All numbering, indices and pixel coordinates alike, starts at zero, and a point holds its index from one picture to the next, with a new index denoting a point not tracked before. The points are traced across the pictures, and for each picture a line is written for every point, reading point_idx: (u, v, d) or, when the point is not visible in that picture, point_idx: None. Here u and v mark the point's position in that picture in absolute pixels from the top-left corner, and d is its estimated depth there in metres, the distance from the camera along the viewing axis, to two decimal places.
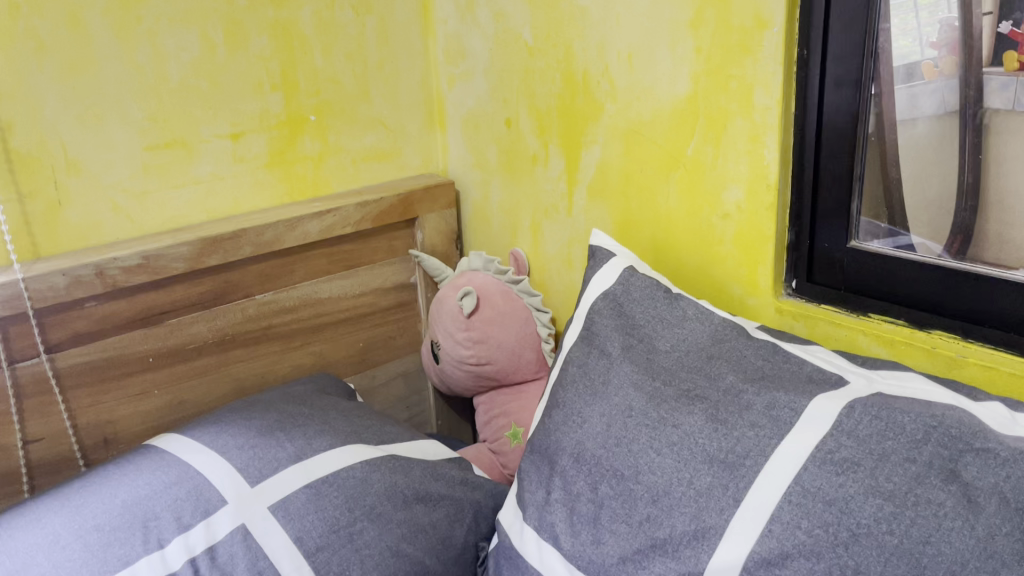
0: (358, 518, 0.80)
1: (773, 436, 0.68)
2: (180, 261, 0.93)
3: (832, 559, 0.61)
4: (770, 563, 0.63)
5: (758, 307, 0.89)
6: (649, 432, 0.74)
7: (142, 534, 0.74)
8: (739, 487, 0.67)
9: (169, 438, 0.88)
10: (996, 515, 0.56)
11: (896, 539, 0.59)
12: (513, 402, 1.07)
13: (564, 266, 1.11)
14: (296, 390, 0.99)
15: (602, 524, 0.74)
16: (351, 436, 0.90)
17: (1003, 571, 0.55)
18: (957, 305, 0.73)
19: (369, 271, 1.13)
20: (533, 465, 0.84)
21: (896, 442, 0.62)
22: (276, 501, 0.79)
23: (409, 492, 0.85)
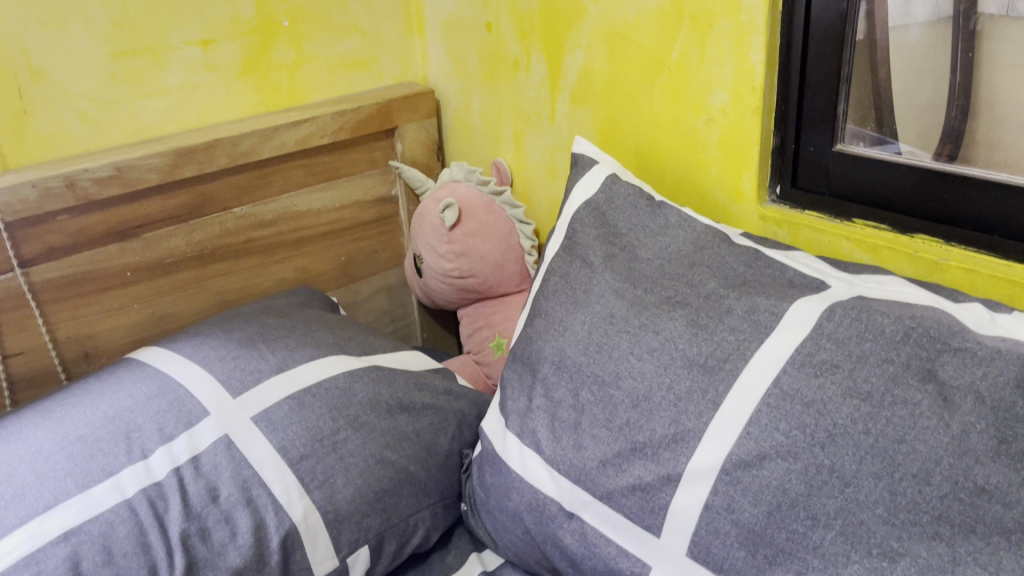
0: (342, 427, 0.81)
1: (752, 339, 0.68)
2: (153, 173, 0.91)
3: (809, 459, 0.61)
4: (748, 464, 0.64)
5: (742, 214, 0.89)
6: (631, 338, 0.74)
7: (126, 445, 0.75)
8: (717, 390, 0.67)
9: (150, 351, 0.88)
10: (971, 414, 0.57)
11: (872, 438, 0.59)
12: (496, 314, 1.07)
13: (548, 176, 1.10)
14: (278, 304, 0.99)
15: (583, 429, 0.75)
16: (333, 346, 0.90)
17: (976, 467, 0.56)
18: (941, 209, 0.73)
19: (350, 183, 1.11)
20: (515, 373, 0.85)
21: (875, 343, 0.63)
22: (260, 412, 0.79)
23: (392, 402, 0.85)
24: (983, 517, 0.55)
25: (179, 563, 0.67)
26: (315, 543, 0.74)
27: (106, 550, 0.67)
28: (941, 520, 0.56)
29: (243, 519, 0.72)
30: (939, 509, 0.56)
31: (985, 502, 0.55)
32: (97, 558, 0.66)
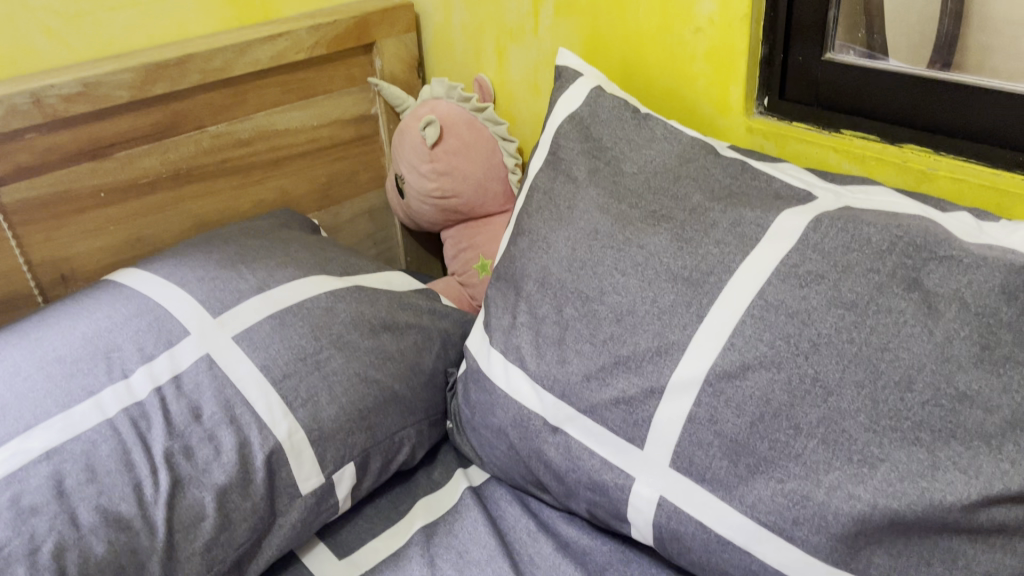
0: (325, 346, 0.80)
1: (737, 252, 0.67)
2: (123, 89, 0.88)
3: (792, 369, 0.61)
4: (731, 376, 0.64)
5: (729, 127, 0.87)
6: (615, 253, 0.73)
7: (106, 365, 0.74)
8: (702, 303, 0.67)
9: (128, 272, 0.86)
10: (955, 321, 0.57)
11: (855, 348, 0.59)
12: (480, 235, 1.05)
13: (531, 92, 1.08)
14: (257, 225, 0.97)
15: (567, 344, 0.74)
16: (315, 267, 0.88)
17: (958, 373, 0.56)
18: (931, 117, 0.71)
19: (328, 102, 1.08)
20: (499, 292, 0.84)
21: (861, 253, 0.62)
22: (241, 331, 0.79)
23: (376, 322, 0.84)
24: (963, 422, 0.55)
25: (164, 481, 0.68)
26: (300, 460, 0.74)
27: (89, 468, 0.67)
28: (921, 426, 0.56)
29: (227, 438, 0.72)
30: (920, 416, 0.56)
31: (966, 408, 0.55)
32: (81, 476, 0.66)
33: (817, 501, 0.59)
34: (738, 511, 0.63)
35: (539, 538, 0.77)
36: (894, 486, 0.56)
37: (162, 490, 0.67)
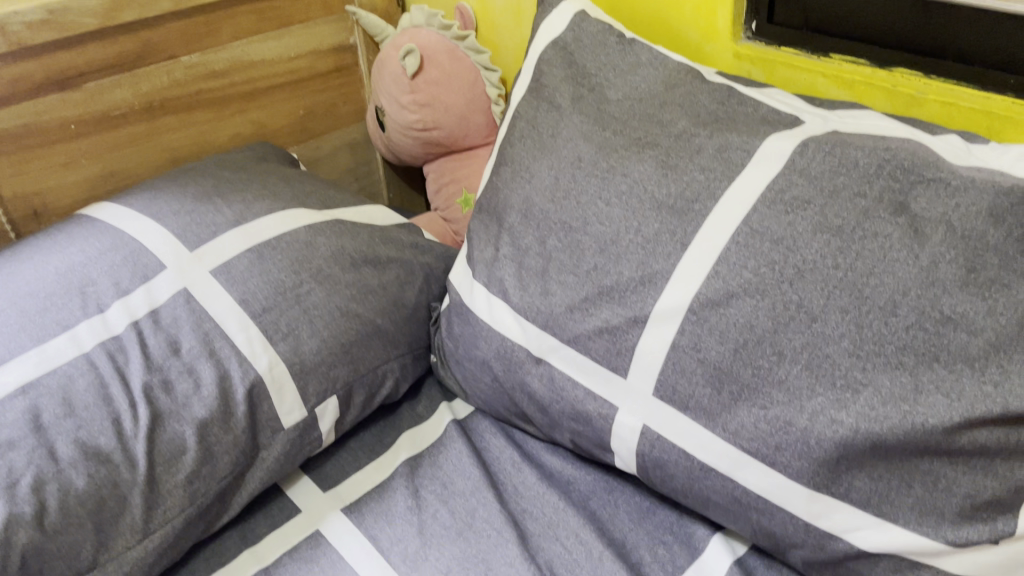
0: (305, 280, 0.79)
1: (723, 179, 0.66)
2: (90, 16, 0.85)
3: (776, 296, 0.61)
4: (716, 304, 0.63)
5: (716, 53, 0.85)
6: (599, 182, 0.72)
7: (80, 299, 0.73)
8: (686, 231, 0.66)
9: (101, 207, 0.84)
10: (941, 245, 0.56)
11: (841, 273, 0.58)
12: (463, 169, 1.04)
13: (514, 20, 1.04)
14: (234, 158, 0.95)
15: (551, 275, 0.73)
16: (293, 200, 0.86)
17: (943, 297, 0.55)
18: (921, 39, 0.69)
19: (305, 31, 1.05)
20: (482, 224, 0.82)
21: (848, 178, 0.61)
22: (218, 265, 0.77)
23: (357, 255, 0.83)
24: (947, 346, 0.55)
25: (143, 415, 0.67)
26: (282, 394, 0.73)
27: (67, 402, 0.66)
28: (905, 350, 0.56)
29: (207, 372, 0.71)
30: (904, 340, 0.56)
31: (951, 331, 0.55)
32: (58, 410, 0.65)
33: (800, 427, 0.59)
34: (721, 438, 0.63)
35: (523, 469, 0.78)
36: (876, 411, 0.56)
37: (142, 424, 0.67)
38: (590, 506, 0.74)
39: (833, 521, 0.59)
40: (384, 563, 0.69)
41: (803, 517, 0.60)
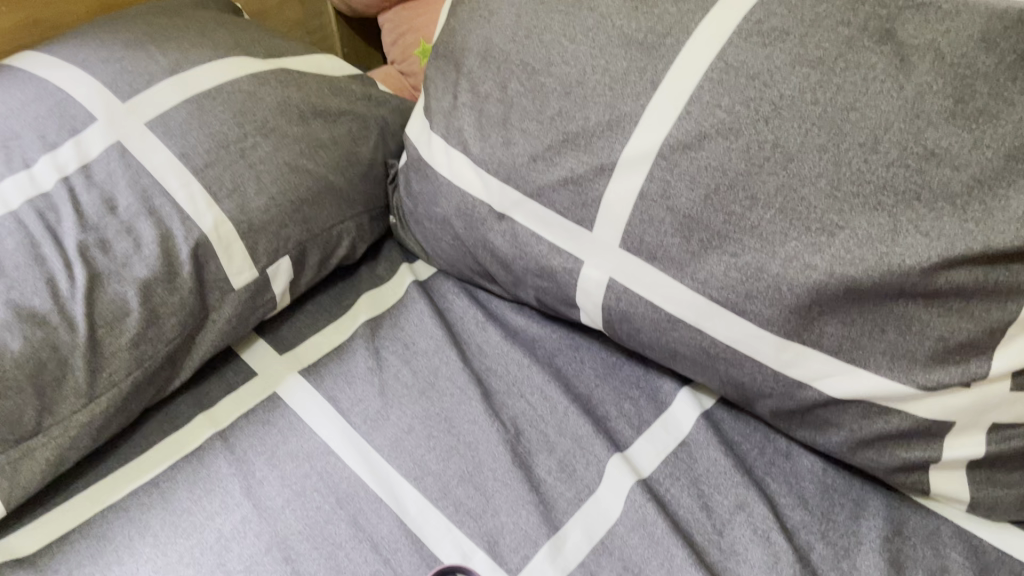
0: (250, 134, 0.73)
1: (698, 11, 0.60)
2: None
3: (751, 136, 0.57)
4: (687, 147, 0.59)
5: None
6: (563, 19, 0.66)
7: (5, 156, 0.68)
8: (657, 69, 0.61)
9: (24, 57, 0.77)
10: (928, 73, 0.52)
11: (820, 110, 0.54)
12: (420, 17, 0.97)
13: None
14: (170, 4, 0.87)
15: (512, 124, 0.68)
16: (234, 48, 0.80)
17: (928, 130, 0.51)
18: None
19: None
20: (439, 71, 0.77)
21: (831, 5, 0.56)
22: (154, 118, 0.72)
23: (305, 108, 0.77)
24: (929, 183, 0.51)
25: (80, 275, 0.63)
26: (230, 255, 0.69)
27: None
28: (885, 189, 0.53)
29: (147, 231, 0.66)
30: (884, 179, 0.53)
31: (933, 168, 0.51)
32: None
33: (772, 273, 0.57)
34: (690, 289, 0.61)
35: (487, 327, 0.75)
36: (851, 254, 0.54)
37: (79, 285, 0.63)
38: (555, 363, 0.72)
39: (803, 369, 0.58)
40: (344, 423, 0.68)
41: (772, 365, 0.59)
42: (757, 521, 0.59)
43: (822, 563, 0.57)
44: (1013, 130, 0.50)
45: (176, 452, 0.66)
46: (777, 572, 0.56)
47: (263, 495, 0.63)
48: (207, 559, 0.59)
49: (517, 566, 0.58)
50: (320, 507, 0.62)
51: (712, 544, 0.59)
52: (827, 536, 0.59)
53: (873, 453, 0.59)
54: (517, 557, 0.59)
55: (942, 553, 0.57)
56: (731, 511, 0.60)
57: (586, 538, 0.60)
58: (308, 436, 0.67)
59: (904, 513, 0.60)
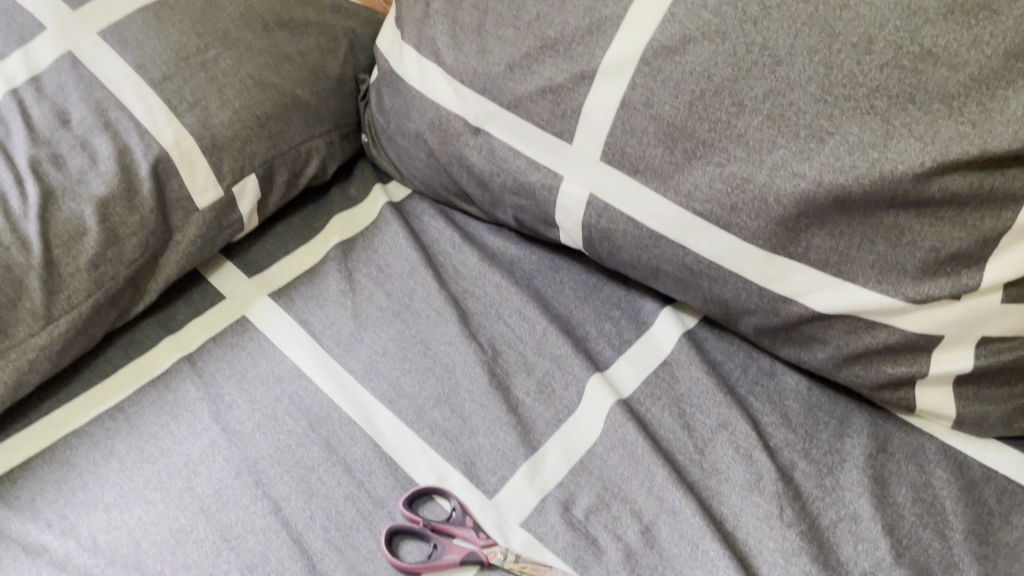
0: (211, 45, 0.69)
1: None
2: None
3: (738, 38, 0.54)
4: (671, 52, 0.56)
5: None
6: None
7: None
8: None
9: None
10: None
11: (812, 8, 0.51)
12: None
13: None
14: None
15: (487, 32, 0.64)
16: None
17: (925, 27, 0.49)
18: None
19: None
20: None
21: None
22: (108, 27, 0.67)
23: (269, 17, 0.72)
24: (925, 83, 0.49)
25: (32, 192, 0.60)
26: (192, 172, 0.66)
27: None
28: (878, 92, 0.50)
29: (103, 145, 0.63)
30: (878, 80, 0.50)
31: (930, 68, 0.49)
32: None
33: (758, 184, 0.54)
34: (673, 202, 0.58)
35: (464, 249, 0.72)
36: (842, 161, 0.51)
37: (31, 202, 0.60)
38: (534, 285, 0.69)
39: (790, 284, 0.56)
40: (316, 346, 0.65)
41: (758, 281, 0.57)
42: (740, 439, 0.58)
43: (806, 481, 0.56)
44: (1015, 26, 0.47)
45: (141, 376, 0.64)
46: (759, 490, 0.55)
47: (232, 419, 0.61)
48: (175, 483, 0.57)
49: (495, 487, 0.57)
50: (291, 431, 0.60)
51: (693, 463, 0.58)
52: (811, 454, 0.57)
53: (859, 370, 0.57)
54: (494, 478, 0.58)
55: (927, 469, 0.56)
56: (714, 430, 0.59)
57: (564, 460, 0.58)
58: (278, 359, 0.65)
59: (889, 431, 0.59)
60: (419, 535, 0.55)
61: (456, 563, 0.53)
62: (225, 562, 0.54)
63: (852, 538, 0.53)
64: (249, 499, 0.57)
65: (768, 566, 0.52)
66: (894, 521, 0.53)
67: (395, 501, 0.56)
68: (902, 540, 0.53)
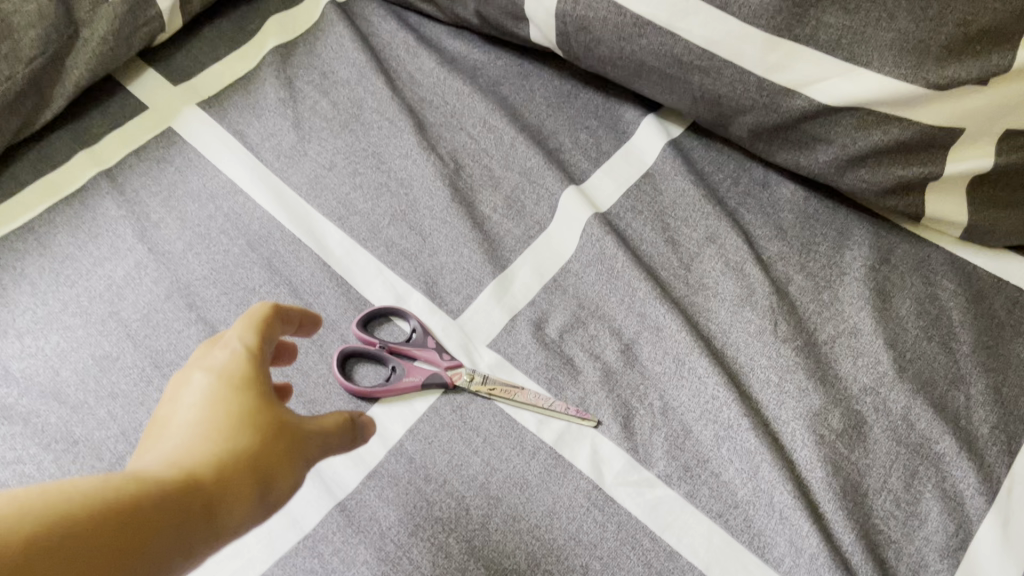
0: None
1: None
2: None
3: None
4: None
5: None
6: None
7: None
8: None
9: None
10: None
11: None
12: None
13: None
14: None
15: None
16: None
17: None
18: None
19: None
20: None
21: None
22: None
23: None
24: None
25: None
26: None
27: None
28: None
29: None
30: None
31: None
32: None
33: None
34: None
35: (420, 54, 0.63)
36: None
37: None
38: (501, 93, 0.61)
39: (793, 72, 0.49)
40: (254, 159, 0.57)
41: (757, 71, 0.50)
42: (730, 253, 0.52)
43: (801, 296, 0.51)
44: None
45: (52, 193, 0.56)
46: (751, 305, 0.50)
47: (160, 239, 0.54)
48: (97, 307, 0.51)
49: (459, 307, 0.51)
50: (228, 251, 0.53)
51: (678, 279, 0.52)
52: (808, 268, 0.52)
53: (865, 173, 0.51)
54: (459, 299, 0.52)
55: (933, 281, 0.51)
56: (701, 245, 0.53)
57: (536, 278, 0.52)
58: (211, 174, 0.57)
59: (892, 243, 0.53)
60: (377, 359, 0.49)
61: (416, 387, 0.47)
62: (156, 390, 0.48)
63: (852, 353, 0.48)
64: (182, 323, 0.50)
65: (760, 385, 0.47)
66: (897, 335, 0.49)
67: (348, 322, 0.50)
68: (905, 355, 0.48)
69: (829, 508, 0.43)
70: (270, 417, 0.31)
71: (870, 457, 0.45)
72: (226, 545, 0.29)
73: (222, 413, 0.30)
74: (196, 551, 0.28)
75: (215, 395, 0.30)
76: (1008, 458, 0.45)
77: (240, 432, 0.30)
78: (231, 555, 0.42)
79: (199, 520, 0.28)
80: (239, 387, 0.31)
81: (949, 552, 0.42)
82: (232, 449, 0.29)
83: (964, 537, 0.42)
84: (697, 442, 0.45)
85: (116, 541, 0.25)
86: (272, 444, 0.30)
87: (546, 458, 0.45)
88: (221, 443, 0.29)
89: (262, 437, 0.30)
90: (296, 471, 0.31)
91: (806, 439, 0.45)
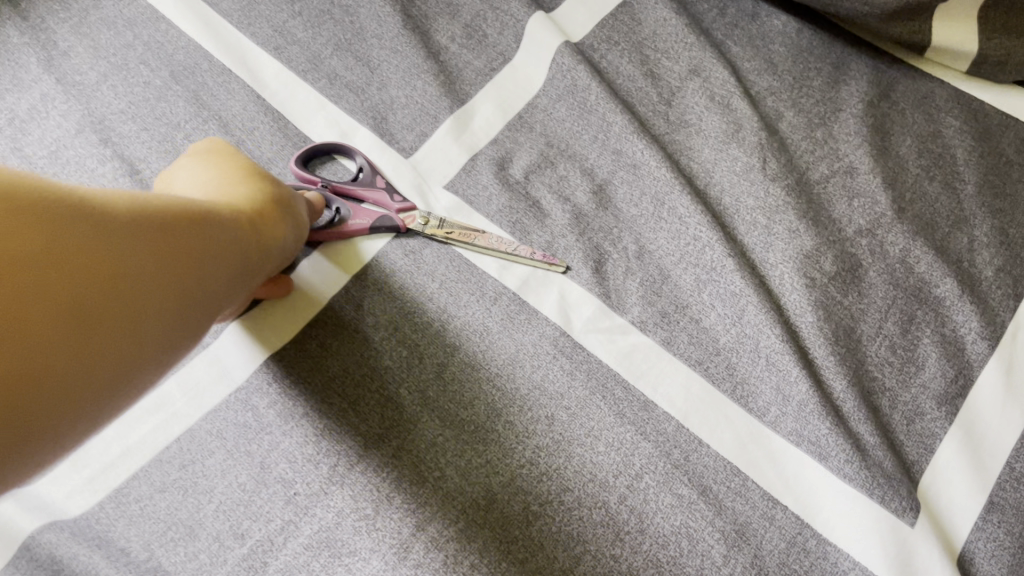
0: None
1: None
2: None
3: None
4: None
5: None
6: None
7: None
8: None
9: None
10: None
11: None
12: None
13: None
14: None
15: None
16: None
17: None
18: None
19: None
20: None
21: None
22: None
23: None
24: None
25: None
26: None
27: None
28: None
29: None
30: None
31: None
32: None
33: None
34: None
35: None
36: None
37: None
38: None
39: None
40: None
41: None
42: (716, 86, 0.47)
43: (792, 134, 0.46)
44: None
45: None
46: (738, 141, 0.45)
47: (69, 69, 0.47)
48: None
49: (413, 146, 0.46)
50: (149, 82, 0.47)
51: (657, 116, 0.47)
52: (800, 104, 0.47)
53: None
54: (411, 136, 0.46)
55: (937, 118, 0.46)
56: (683, 79, 0.47)
57: (500, 113, 0.47)
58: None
59: (893, 78, 0.48)
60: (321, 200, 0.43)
61: (365, 231, 0.42)
62: None
63: (847, 194, 0.44)
64: (95, 161, 0.44)
65: (746, 227, 0.43)
66: (896, 175, 0.44)
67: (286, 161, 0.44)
68: (905, 195, 0.44)
69: (820, 354, 0.39)
70: (265, 173, 0.38)
71: (864, 301, 0.41)
72: (267, 261, 0.36)
73: (232, 166, 0.38)
74: (249, 248, 0.35)
75: (224, 165, 0.38)
76: (1013, 302, 0.41)
77: (250, 179, 0.37)
78: (154, 409, 0.38)
79: (245, 225, 0.35)
80: (236, 158, 0.38)
81: (947, 400, 0.38)
82: (249, 186, 0.37)
83: (964, 384, 0.39)
84: (676, 288, 0.41)
85: (188, 213, 0.32)
86: (277, 186, 0.38)
87: (509, 304, 0.40)
88: (237, 183, 0.37)
89: (268, 182, 0.37)
90: (297, 218, 0.38)
91: (795, 282, 0.40)
